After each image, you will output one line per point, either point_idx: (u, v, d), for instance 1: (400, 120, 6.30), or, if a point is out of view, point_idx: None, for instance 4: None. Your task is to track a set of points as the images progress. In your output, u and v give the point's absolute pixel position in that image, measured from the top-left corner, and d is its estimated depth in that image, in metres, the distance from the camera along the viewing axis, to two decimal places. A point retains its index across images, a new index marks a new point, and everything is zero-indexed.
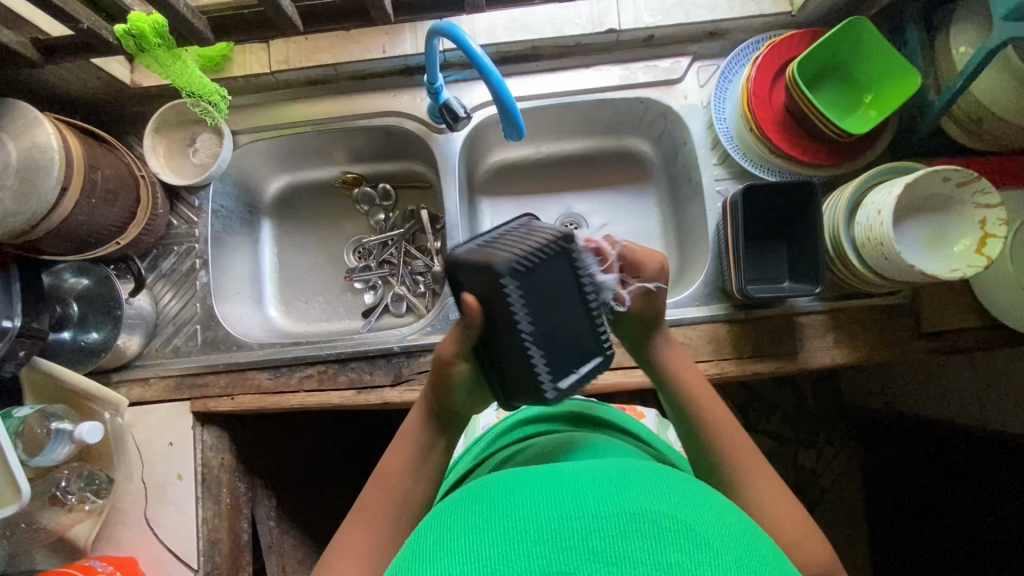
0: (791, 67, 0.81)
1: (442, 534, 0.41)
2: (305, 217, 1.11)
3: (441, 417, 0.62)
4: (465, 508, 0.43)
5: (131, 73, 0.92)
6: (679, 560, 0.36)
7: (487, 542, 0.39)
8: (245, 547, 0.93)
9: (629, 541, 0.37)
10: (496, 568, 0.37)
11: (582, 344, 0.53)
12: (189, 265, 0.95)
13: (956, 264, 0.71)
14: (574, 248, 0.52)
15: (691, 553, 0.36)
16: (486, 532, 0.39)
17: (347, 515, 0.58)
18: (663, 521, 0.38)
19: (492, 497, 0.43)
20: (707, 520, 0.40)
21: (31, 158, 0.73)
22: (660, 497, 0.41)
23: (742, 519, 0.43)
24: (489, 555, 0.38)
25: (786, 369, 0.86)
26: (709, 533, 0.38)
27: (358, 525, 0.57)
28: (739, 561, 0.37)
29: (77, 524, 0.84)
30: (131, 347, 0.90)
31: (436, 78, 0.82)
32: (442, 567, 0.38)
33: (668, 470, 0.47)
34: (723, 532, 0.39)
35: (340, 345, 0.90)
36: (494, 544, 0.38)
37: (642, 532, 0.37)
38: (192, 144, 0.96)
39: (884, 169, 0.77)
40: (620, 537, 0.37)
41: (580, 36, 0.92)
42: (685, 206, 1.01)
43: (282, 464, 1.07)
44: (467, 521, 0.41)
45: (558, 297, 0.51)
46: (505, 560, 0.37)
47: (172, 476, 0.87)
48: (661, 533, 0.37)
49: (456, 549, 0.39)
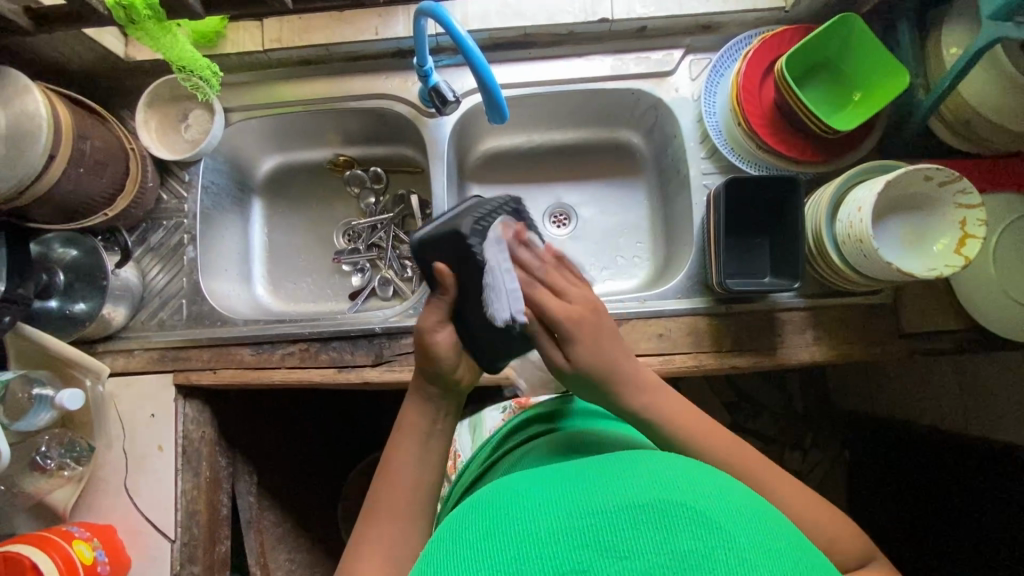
0: (780, 61, 0.81)
1: (456, 543, 0.41)
2: (296, 198, 1.11)
3: (437, 397, 0.65)
4: (474, 515, 0.44)
5: (125, 47, 0.93)
6: (693, 547, 0.36)
7: (503, 545, 0.39)
8: (223, 521, 0.95)
9: (641, 533, 0.38)
10: (513, 568, 0.37)
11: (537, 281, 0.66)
12: (178, 239, 0.96)
13: (935, 263, 0.71)
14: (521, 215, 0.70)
15: (705, 538, 0.37)
16: (499, 538, 0.40)
17: (360, 517, 0.60)
18: (675, 510, 0.39)
19: (500, 502, 0.44)
20: (715, 504, 0.40)
21: (20, 125, 0.73)
22: (670, 487, 0.41)
23: (750, 498, 0.43)
24: (506, 558, 0.38)
25: (765, 364, 0.86)
26: (720, 516, 0.39)
27: (373, 532, 0.58)
28: (753, 541, 0.38)
29: (57, 490, 0.85)
30: (116, 318, 0.90)
31: (425, 60, 0.82)
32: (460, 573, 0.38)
33: (674, 458, 0.47)
34: (734, 515, 0.40)
35: (323, 324, 0.91)
36: (508, 546, 0.39)
37: (655, 523, 0.38)
38: (184, 120, 0.97)
39: (865, 168, 0.77)
40: (633, 530, 0.38)
41: (572, 24, 0.92)
42: (673, 200, 1.01)
43: (265, 441, 1.08)
44: (478, 528, 0.42)
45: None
46: (520, 560, 0.38)
47: (153, 447, 0.88)
48: (674, 523, 0.38)
49: (472, 556, 0.39)
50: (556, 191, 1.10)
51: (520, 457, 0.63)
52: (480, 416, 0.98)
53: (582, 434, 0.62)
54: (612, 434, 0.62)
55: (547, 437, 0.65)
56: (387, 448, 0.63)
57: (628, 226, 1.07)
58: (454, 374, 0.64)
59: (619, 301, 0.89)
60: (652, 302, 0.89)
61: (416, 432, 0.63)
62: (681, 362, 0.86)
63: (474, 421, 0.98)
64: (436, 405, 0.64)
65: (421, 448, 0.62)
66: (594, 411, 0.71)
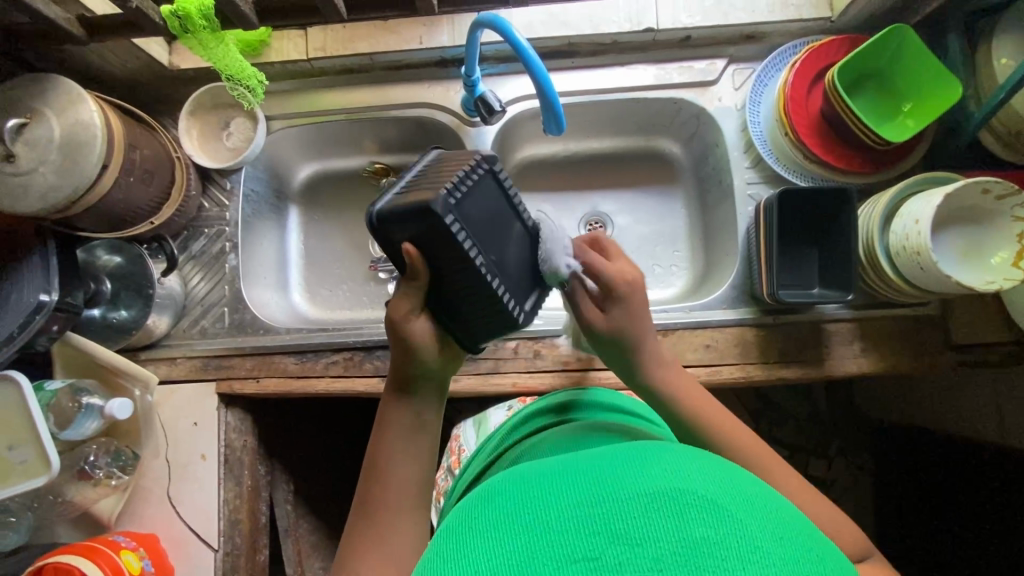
0: (832, 71, 0.81)
1: (461, 538, 0.40)
2: (331, 206, 1.11)
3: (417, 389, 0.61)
4: (480, 510, 0.42)
5: (169, 55, 0.93)
6: (704, 534, 0.35)
7: (509, 538, 0.37)
8: (263, 530, 0.94)
9: (653, 520, 0.36)
10: (520, 562, 0.35)
11: (521, 257, 0.58)
12: (219, 247, 0.96)
13: (992, 276, 0.71)
14: (496, 170, 0.56)
15: (716, 525, 0.35)
16: (506, 529, 0.38)
17: (355, 506, 0.60)
18: (685, 497, 0.37)
19: (505, 496, 0.42)
20: (725, 491, 0.38)
21: (74, 134, 0.73)
22: (680, 475, 0.40)
23: (766, 490, 0.41)
24: (512, 551, 0.36)
25: (813, 376, 0.86)
26: (730, 503, 0.37)
27: (367, 522, 0.58)
28: (767, 532, 0.36)
29: (102, 499, 0.85)
30: (159, 327, 0.90)
31: (473, 70, 0.82)
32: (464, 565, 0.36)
33: (682, 447, 0.45)
34: (747, 504, 0.38)
35: (367, 333, 0.91)
36: (515, 539, 0.37)
37: (666, 510, 0.36)
38: (226, 127, 0.97)
39: (922, 179, 0.77)
40: (643, 517, 0.36)
41: (617, 34, 0.92)
42: (714, 208, 1.01)
43: (300, 449, 1.08)
44: (485, 521, 0.40)
45: (495, 224, 0.56)
46: (528, 553, 0.36)
47: (196, 456, 0.88)
48: (685, 510, 0.36)
49: (478, 547, 0.38)
50: (592, 199, 1.10)
51: (527, 449, 0.62)
52: (485, 413, 0.95)
53: (592, 427, 0.61)
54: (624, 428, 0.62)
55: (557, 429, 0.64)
56: (372, 439, 0.62)
57: (665, 235, 1.07)
58: (433, 363, 0.60)
59: (672, 312, 0.89)
60: (698, 312, 0.89)
61: (399, 421, 0.61)
62: (728, 373, 0.86)
63: (480, 418, 0.96)
64: (417, 398, 0.61)
65: (409, 435, 0.60)
66: (607, 406, 0.70)
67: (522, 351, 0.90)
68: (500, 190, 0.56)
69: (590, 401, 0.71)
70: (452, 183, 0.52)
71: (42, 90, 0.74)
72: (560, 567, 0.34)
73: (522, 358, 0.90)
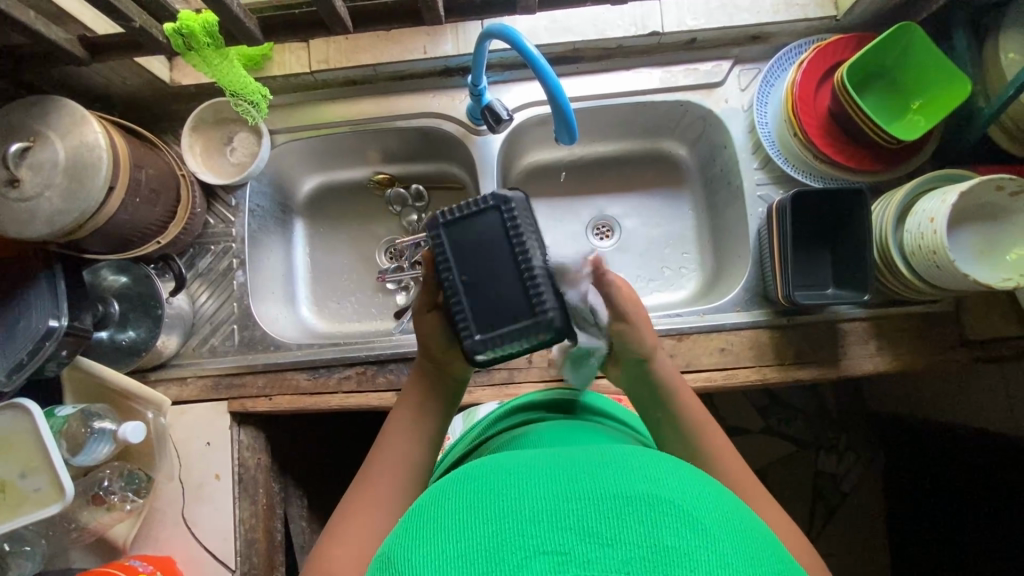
0: (840, 71, 0.80)
1: (433, 515, 0.39)
2: (336, 217, 1.11)
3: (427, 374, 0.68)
4: (453, 490, 0.41)
5: (170, 71, 0.92)
6: (675, 544, 0.34)
7: (481, 520, 0.37)
8: (279, 547, 0.93)
9: (626, 522, 0.35)
10: (488, 547, 0.35)
11: (506, 296, 0.57)
12: (226, 264, 0.95)
13: (1009, 272, 0.71)
14: (506, 209, 0.57)
15: (688, 535, 0.35)
16: (478, 511, 0.38)
17: (350, 487, 0.60)
18: (660, 504, 0.37)
19: (482, 476, 0.42)
20: (703, 504, 0.38)
21: (79, 157, 0.72)
22: (657, 481, 0.39)
23: (740, 507, 0.41)
24: (484, 537, 0.36)
25: (828, 376, 0.85)
26: (707, 518, 0.37)
27: (361, 492, 0.58)
28: (737, 549, 0.36)
29: (117, 524, 0.84)
30: (169, 346, 0.89)
31: (480, 79, 0.82)
32: (432, 544, 0.36)
33: (660, 453, 0.45)
34: (721, 518, 0.38)
35: (378, 346, 0.90)
36: (485, 522, 0.37)
37: (640, 515, 0.36)
38: (229, 143, 0.96)
39: (936, 176, 0.77)
40: (617, 519, 0.36)
41: (622, 38, 0.91)
42: (722, 210, 1.00)
43: (312, 463, 1.07)
44: (459, 500, 0.39)
45: (483, 255, 0.57)
46: (497, 538, 0.35)
47: (210, 476, 0.87)
48: (658, 517, 0.36)
49: (448, 526, 0.37)
50: (598, 203, 1.10)
51: (511, 437, 0.61)
52: (475, 408, 0.87)
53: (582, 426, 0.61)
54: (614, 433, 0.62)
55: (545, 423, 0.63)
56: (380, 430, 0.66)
57: (674, 237, 1.07)
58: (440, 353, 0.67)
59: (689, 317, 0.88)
60: (712, 316, 0.88)
61: (407, 410, 0.67)
62: (744, 376, 0.85)
63: (470, 412, 0.89)
64: (427, 381, 0.68)
65: (412, 422, 0.65)
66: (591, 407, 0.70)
67: (536, 360, 0.89)
68: (503, 229, 0.57)
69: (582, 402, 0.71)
70: (454, 210, 0.58)
71: (46, 113, 0.73)
72: (527, 557, 0.34)
73: (536, 367, 0.89)
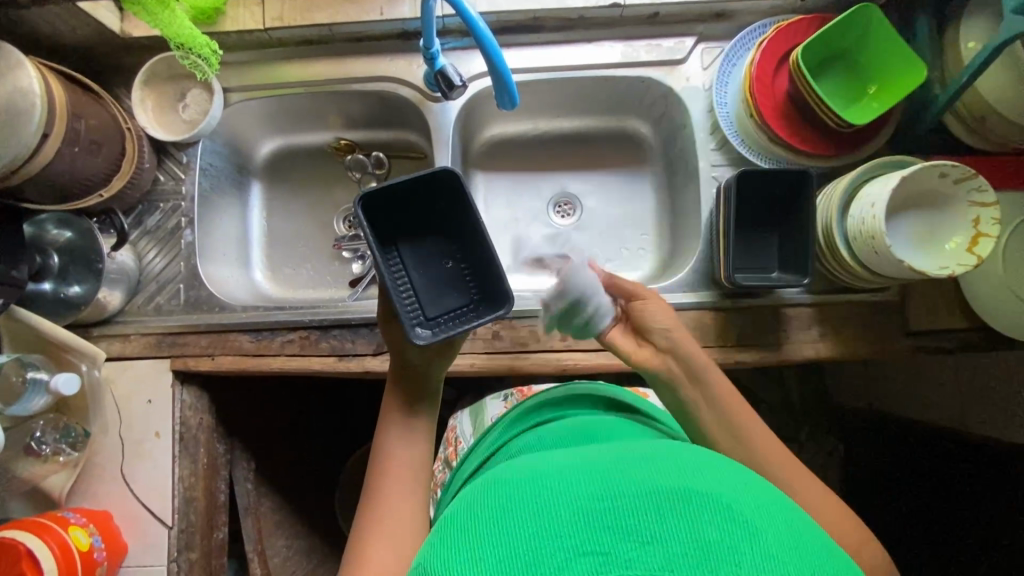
0: (796, 52, 0.79)
1: (478, 518, 0.42)
2: (295, 182, 1.09)
3: (410, 381, 0.66)
4: (491, 493, 0.45)
5: (121, 21, 0.90)
6: (715, 537, 0.38)
7: (519, 525, 0.40)
8: (220, 507, 0.94)
9: (663, 518, 0.39)
10: (530, 549, 0.38)
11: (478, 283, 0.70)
12: (174, 223, 0.94)
13: (947, 261, 0.70)
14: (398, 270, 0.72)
15: (728, 530, 0.38)
16: (519, 516, 0.41)
17: (359, 516, 0.61)
18: (698, 499, 0.40)
19: (519, 481, 0.45)
20: (736, 496, 0.41)
21: (12, 102, 0.71)
22: (690, 478, 0.42)
23: (776, 496, 0.44)
24: (527, 539, 0.39)
25: (770, 359, 0.85)
26: (745, 511, 0.40)
27: (369, 531, 0.58)
28: (781, 540, 0.39)
29: (52, 475, 0.84)
30: (112, 302, 0.89)
31: (432, 43, 0.80)
32: (479, 549, 0.39)
33: (693, 452, 0.48)
34: (754, 507, 0.41)
35: (324, 311, 0.90)
36: (525, 526, 0.40)
37: (678, 512, 0.39)
38: (182, 99, 0.94)
39: (880, 163, 0.76)
40: (654, 516, 0.39)
41: (583, 8, 0.89)
42: (680, 190, 0.99)
43: (262, 428, 1.07)
44: (498, 507, 0.42)
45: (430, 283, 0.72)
46: (539, 540, 0.39)
47: (150, 433, 0.87)
48: (696, 513, 0.39)
49: (491, 531, 0.41)
50: (560, 179, 1.08)
51: (534, 440, 0.62)
52: (482, 403, 0.92)
53: (599, 420, 0.63)
54: (624, 422, 0.64)
55: (557, 422, 0.65)
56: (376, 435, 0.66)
57: (633, 217, 1.06)
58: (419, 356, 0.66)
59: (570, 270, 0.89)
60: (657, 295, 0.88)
61: (399, 417, 0.66)
62: None
63: (477, 408, 0.92)
64: (406, 387, 0.66)
65: (405, 429, 0.65)
66: (606, 400, 0.71)
67: (481, 332, 0.89)
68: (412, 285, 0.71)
69: (588, 394, 0.71)
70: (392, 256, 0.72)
71: None
72: (570, 557, 0.38)
73: (481, 340, 0.89)
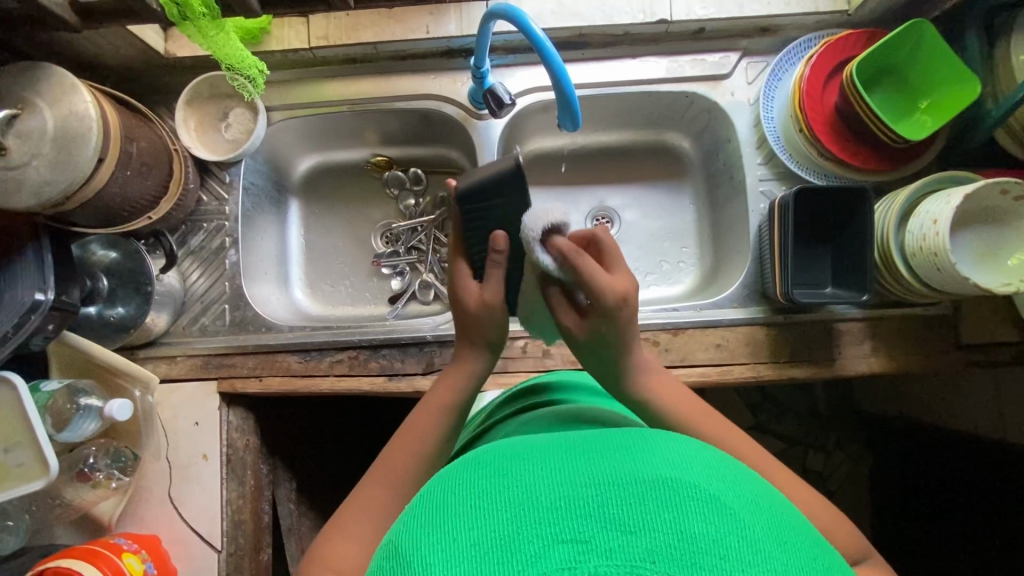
0: (849, 67, 0.79)
1: (440, 497, 0.37)
2: (333, 199, 1.09)
3: (477, 376, 0.64)
4: (464, 473, 0.39)
5: (165, 42, 0.90)
6: (704, 531, 0.32)
7: (491, 508, 0.34)
8: (266, 529, 0.92)
9: (649, 508, 0.33)
10: (503, 535, 0.32)
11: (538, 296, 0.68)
12: (218, 242, 0.93)
13: (1010, 277, 0.70)
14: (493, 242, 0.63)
15: (718, 522, 0.32)
16: (489, 497, 0.35)
17: (347, 501, 0.55)
18: (687, 488, 0.34)
19: (492, 458, 0.39)
20: (730, 487, 0.35)
21: (68, 126, 0.70)
22: (681, 465, 0.36)
23: (773, 493, 0.38)
24: (498, 523, 0.33)
25: (822, 375, 0.85)
26: (736, 503, 0.34)
27: (363, 523, 0.53)
28: (771, 533, 0.33)
29: (102, 501, 0.83)
30: (158, 325, 0.88)
31: (483, 62, 0.81)
32: (445, 530, 0.34)
33: (681, 434, 0.42)
34: (750, 502, 0.35)
35: (372, 330, 0.89)
36: (499, 510, 0.34)
37: (664, 500, 0.33)
38: (224, 118, 0.93)
39: (937, 179, 0.76)
40: (639, 504, 0.33)
41: (630, 25, 0.89)
42: (723, 204, 0.99)
43: (301, 446, 1.06)
44: (469, 486, 0.37)
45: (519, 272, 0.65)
46: (512, 526, 0.33)
47: (198, 456, 0.86)
48: (684, 501, 0.33)
49: (461, 512, 0.34)
50: (598, 193, 1.08)
51: (516, 424, 0.57)
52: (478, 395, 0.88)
53: (588, 409, 0.57)
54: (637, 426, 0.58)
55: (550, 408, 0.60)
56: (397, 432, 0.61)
57: (673, 230, 1.05)
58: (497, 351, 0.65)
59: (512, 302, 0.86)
60: (708, 311, 0.88)
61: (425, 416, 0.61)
62: (738, 373, 0.85)
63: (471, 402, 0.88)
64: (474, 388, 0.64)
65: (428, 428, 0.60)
66: (593, 390, 0.68)
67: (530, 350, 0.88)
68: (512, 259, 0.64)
69: (575, 384, 0.68)
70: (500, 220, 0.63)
71: (33, 79, 0.71)
72: (546, 545, 0.32)
73: (531, 358, 0.88)
